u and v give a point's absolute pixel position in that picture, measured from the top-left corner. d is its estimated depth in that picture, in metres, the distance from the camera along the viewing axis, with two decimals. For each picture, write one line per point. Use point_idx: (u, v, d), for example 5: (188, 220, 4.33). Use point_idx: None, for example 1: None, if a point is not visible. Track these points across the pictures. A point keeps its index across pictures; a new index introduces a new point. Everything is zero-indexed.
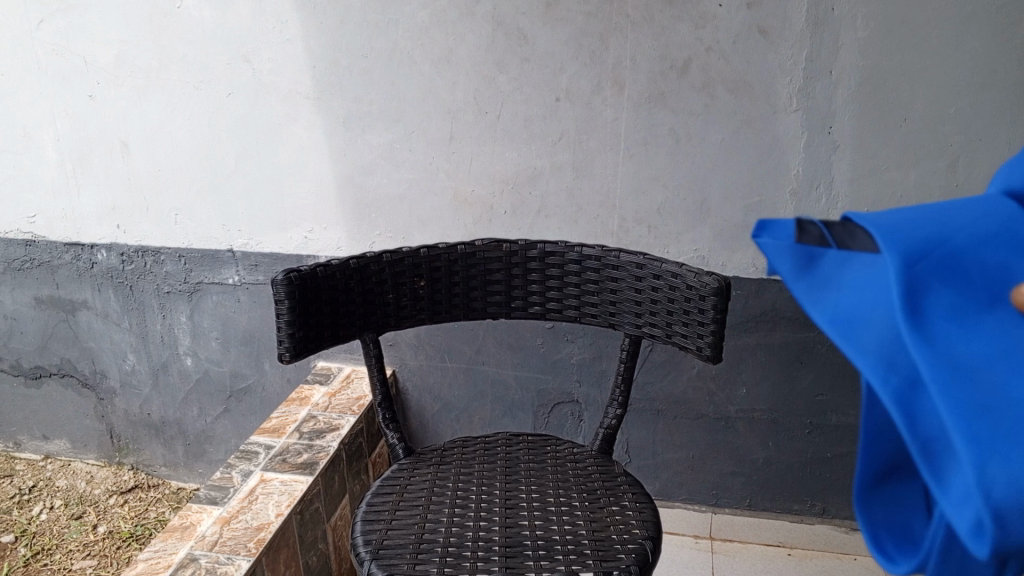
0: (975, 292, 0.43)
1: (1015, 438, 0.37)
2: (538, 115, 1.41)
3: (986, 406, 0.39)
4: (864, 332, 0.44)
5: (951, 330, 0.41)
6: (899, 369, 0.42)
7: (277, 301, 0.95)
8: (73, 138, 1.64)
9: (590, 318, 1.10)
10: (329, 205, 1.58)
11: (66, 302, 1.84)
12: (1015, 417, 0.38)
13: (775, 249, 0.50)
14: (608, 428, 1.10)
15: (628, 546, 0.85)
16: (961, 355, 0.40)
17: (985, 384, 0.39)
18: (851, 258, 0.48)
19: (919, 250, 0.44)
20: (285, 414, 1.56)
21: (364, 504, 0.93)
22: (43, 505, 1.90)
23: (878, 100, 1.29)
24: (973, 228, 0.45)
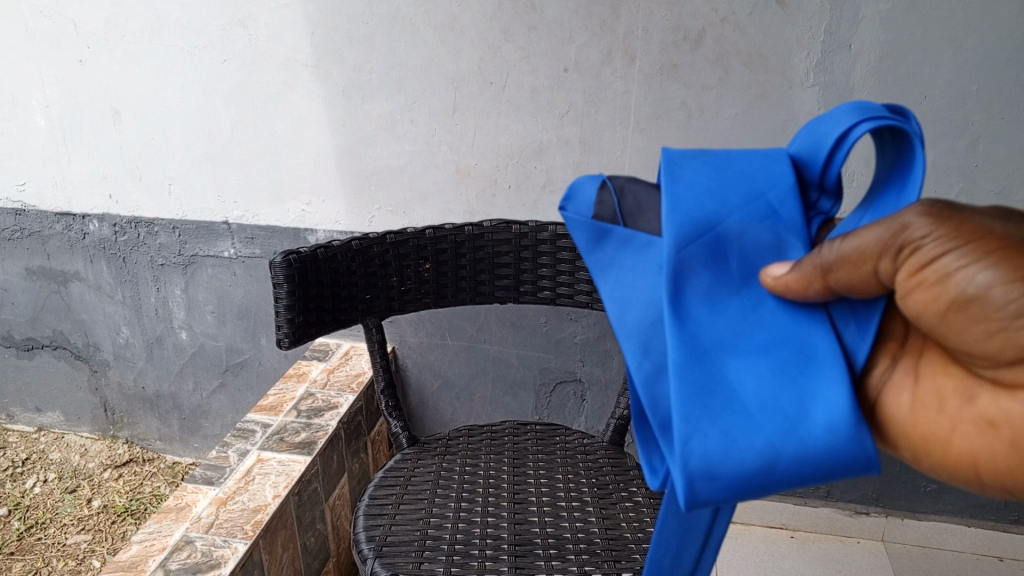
0: (731, 277, 0.55)
1: (720, 423, 0.51)
2: (544, 87, 1.37)
3: (709, 390, 0.51)
4: (630, 311, 0.56)
5: (701, 312, 0.54)
6: (653, 355, 0.54)
7: (276, 285, 0.90)
8: (63, 104, 1.59)
9: (601, 304, 1.06)
10: (328, 177, 1.53)
11: (58, 273, 1.80)
12: (729, 404, 0.51)
13: (574, 224, 0.59)
14: (620, 417, 1.06)
15: (642, 545, 0.82)
16: (702, 340, 0.53)
17: (713, 367, 0.52)
18: (632, 237, 0.57)
19: (694, 231, 0.54)
20: (283, 391, 1.53)
21: (367, 498, 0.90)
22: (37, 478, 1.88)
23: (898, 76, 1.25)
24: (744, 206, 0.55)
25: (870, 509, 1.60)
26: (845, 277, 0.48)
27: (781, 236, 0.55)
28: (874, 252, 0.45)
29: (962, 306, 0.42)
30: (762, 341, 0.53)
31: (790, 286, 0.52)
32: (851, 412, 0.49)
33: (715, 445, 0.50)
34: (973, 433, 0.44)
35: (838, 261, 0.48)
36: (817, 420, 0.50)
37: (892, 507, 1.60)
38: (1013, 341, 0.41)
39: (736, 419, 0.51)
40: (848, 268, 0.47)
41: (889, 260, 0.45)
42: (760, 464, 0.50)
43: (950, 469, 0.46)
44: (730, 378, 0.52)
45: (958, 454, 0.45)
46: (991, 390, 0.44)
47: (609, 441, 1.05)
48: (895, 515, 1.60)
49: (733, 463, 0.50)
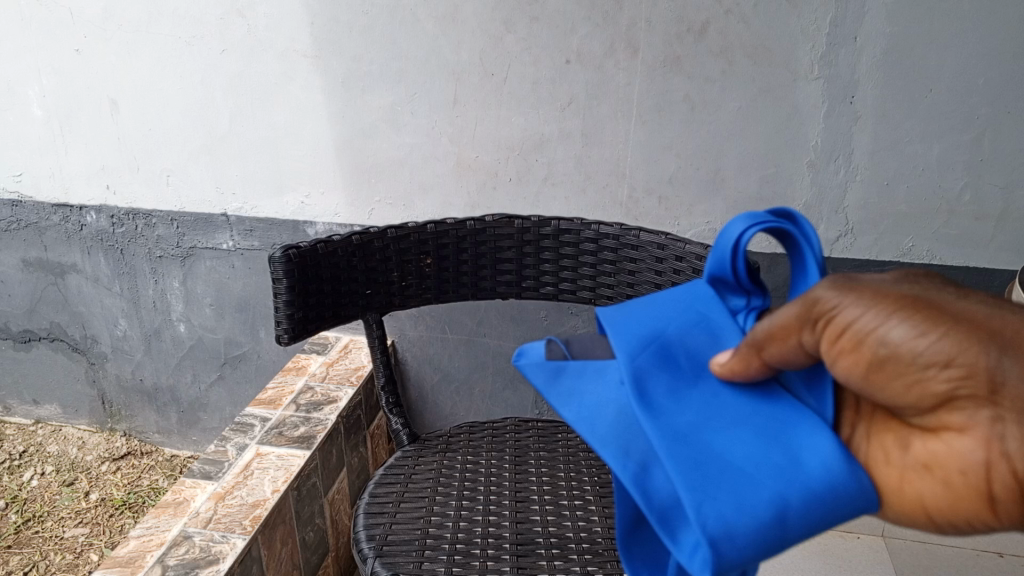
0: (685, 371, 0.55)
1: (721, 488, 0.48)
2: (546, 78, 1.35)
3: (697, 461, 0.49)
4: (601, 422, 0.55)
5: (666, 401, 0.53)
6: (635, 455, 0.52)
7: (275, 280, 0.90)
8: (59, 95, 1.57)
9: (604, 300, 1.05)
10: (327, 169, 1.52)
11: (55, 265, 1.79)
12: (722, 469, 0.49)
13: (529, 367, 0.59)
14: None
15: None
16: (675, 423, 0.51)
17: (694, 443, 0.50)
18: (584, 367, 0.58)
19: (640, 344, 0.57)
20: (282, 384, 1.52)
21: (367, 496, 0.90)
22: (34, 471, 1.87)
23: (903, 69, 1.23)
24: (680, 319, 0.59)
25: None
26: (777, 352, 0.47)
27: (720, 334, 0.57)
28: (794, 327, 0.45)
29: (880, 366, 0.40)
30: (730, 411, 0.52)
31: (734, 372, 0.52)
32: (839, 451, 0.48)
33: (726, 509, 0.46)
34: (924, 485, 0.42)
35: (767, 337, 0.47)
36: (811, 465, 0.48)
37: None
38: (928, 391, 0.38)
39: (737, 482, 0.48)
40: (780, 347, 0.46)
41: (810, 333, 0.44)
42: (773, 517, 0.46)
43: (912, 519, 0.44)
44: (709, 445, 0.51)
45: (911, 498, 0.43)
46: (923, 435, 0.41)
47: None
48: None
49: (749, 520, 0.46)
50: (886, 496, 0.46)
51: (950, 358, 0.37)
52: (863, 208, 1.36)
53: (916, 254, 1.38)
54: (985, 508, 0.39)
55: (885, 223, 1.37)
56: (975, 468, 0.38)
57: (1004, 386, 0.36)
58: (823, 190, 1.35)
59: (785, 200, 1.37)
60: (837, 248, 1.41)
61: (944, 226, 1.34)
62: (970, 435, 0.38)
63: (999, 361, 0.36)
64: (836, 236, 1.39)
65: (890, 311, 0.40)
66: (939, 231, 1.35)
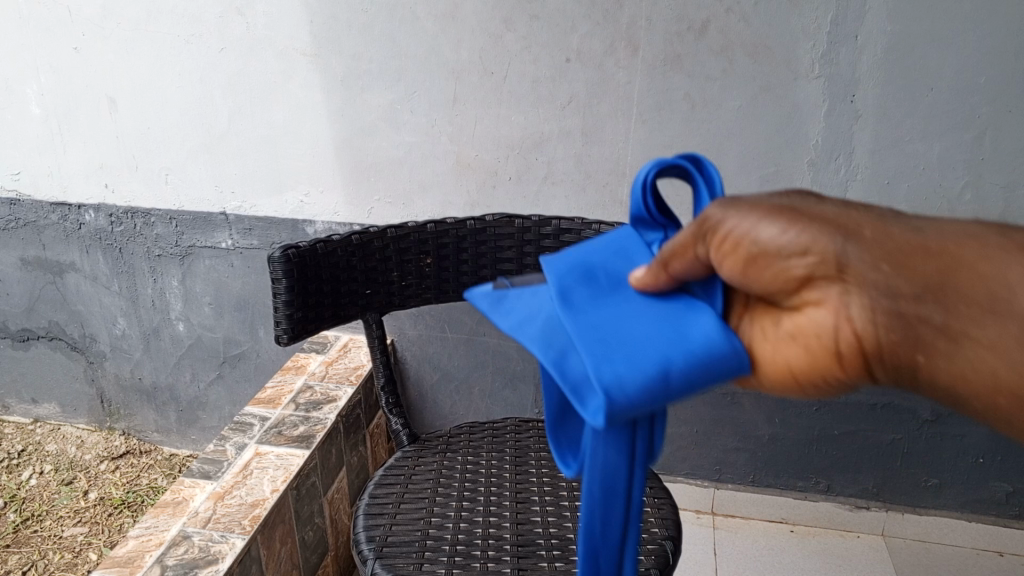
0: (603, 286, 0.68)
1: (620, 357, 0.59)
2: (546, 76, 1.35)
3: (604, 340, 0.61)
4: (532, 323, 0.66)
5: (586, 306, 0.66)
6: (554, 343, 0.63)
7: (274, 280, 0.89)
8: (58, 93, 1.57)
9: None
10: (326, 168, 1.51)
11: (54, 264, 1.78)
12: (625, 346, 0.61)
13: (479, 298, 0.71)
14: None
15: (647, 547, 0.82)
16: (592, 318, 0.64)
17: (604, 330, 0.63)
18: (524, 291, 0.70)
19: (570, 270, 0.70)
20: (281, 383, 1.52)
21: (366, 497, 0.89)
22: (33, 470, 1.87)
23: (904, 68, 1.23)
24: (605, 251, 0.72)
25: (869, 503, 1.61)
26: (681, 265, 0.63)
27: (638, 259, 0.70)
28: (692, 242, 0.61)
29: (755, 261, 0.56)
30: (633, 310, 0.65)
31: (645, 281, 0.66)
32: (719, 326, 0.61)
33: (622, 369, 0.58)
34: (791, 349, 0.60)
35: (673, 253, 0.63)
36: (695, 337, 0.61)
37: (892, 502, 1.60)
38: (791, 275, 0.55)
39: (634, 354, 0.60)
40: (682, 259, 0.62)
41: (704, 245, 0.60)
42: (658, 376, 0.58)
43: (779, 377, 0.61)
44: (617, 331, 0.62)
45: (777, 362, 0.61)
46: (792, 314, 0.59)
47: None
48: (895, 509, 1.60)
49: (641, 376, 0.57)
50: (762, 365, 0.62)
51: (808, 247, 0.54)
52: None
53: None
54: (837, 358, 0.56)
55: None
56: (828, 329, 0.56)
57: (850, 268, 0.52)
58: (823, 189, 1.35)
59: None
60: None
61: None
62: (825, 307, 0.55)
63: (842, 248, 0.53)
64: None
65: (764, 216, 0.55)
66: None
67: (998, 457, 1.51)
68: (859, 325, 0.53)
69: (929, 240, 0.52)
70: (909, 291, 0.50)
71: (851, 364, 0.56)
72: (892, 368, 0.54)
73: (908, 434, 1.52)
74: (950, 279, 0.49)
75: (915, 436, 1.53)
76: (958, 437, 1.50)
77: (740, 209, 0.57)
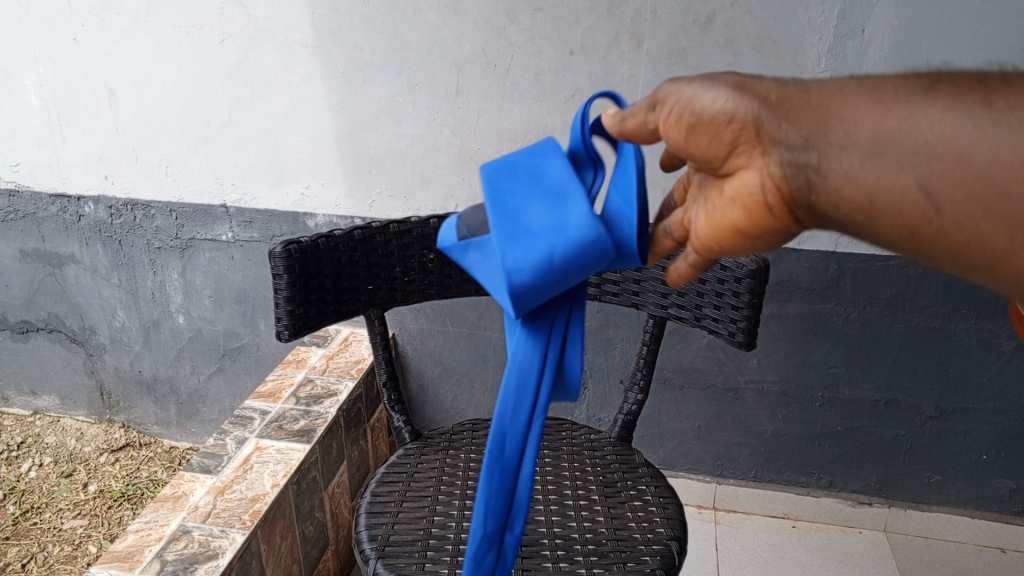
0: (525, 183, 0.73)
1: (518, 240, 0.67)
2: (550, 69, 1.33)
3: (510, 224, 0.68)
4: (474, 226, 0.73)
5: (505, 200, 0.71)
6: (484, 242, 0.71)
7: (275, 275, 0.88)
8: (57, 84, 1.55)
9: (610, 297, 1.03)
10: (327, 161, 1.50)
11: (53, 256, 1.77)
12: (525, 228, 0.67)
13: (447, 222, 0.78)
14: (628, 414, 1.04)
15: (653, 547, 0.81)
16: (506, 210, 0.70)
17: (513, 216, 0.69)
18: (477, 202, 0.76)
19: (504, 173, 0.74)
20: (282, 377, 1.51)
21: (368, 495, 0.89)
22: (33, 462, 1.87)
23: (911, 63, 1.22)
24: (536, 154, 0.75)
25: (872, 499, 1.60)
26: (638, 138, 0.65)
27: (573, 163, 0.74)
28: (644, 117, 0.64)
29: (689, 127, 0.59)
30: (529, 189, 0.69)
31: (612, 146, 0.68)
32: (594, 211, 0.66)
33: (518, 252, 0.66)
34: (734, 210, 0.61)
35: (631, 122, 0.65)
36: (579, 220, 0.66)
37: (894, 498, 1.59)
38: (719, 139, 0.58)
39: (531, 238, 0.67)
40: (640, 134, 0.65)
41: (653, 117, 0.63)
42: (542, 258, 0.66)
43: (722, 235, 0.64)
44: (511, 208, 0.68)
45: (723, 223, 0.63)
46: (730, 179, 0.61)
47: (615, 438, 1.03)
48: (897, 505, 1.60)
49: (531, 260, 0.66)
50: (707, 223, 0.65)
51: (732, 112, 0.56)
52: None
53: None
54: (770, 212, 0.58)
55: None
56: (756, 186, 0.57)
57: (766, 129, 0.55)
58: None
59: None
60: (842, 243, 1.39)
61: None
62: (751, 168, 0.58)
63: (759, 111, 0.55)
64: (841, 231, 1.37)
65: (705, 87, 0.59)
66: None
67: (1001, 452, 1.50)
68: (775, 179, 0.55)
69: (813, 94, 0.54)
70: (797, 142, 0.53)
71: (783, 212, 0.58)
72: (811, 215, 0.55)
73: (912, 430, 1.52)
74: (826, 124, 0.52)
75: (918, 432, 1.52)
76: (961, 433, 1.50)
77: (688, 84, 0.60)
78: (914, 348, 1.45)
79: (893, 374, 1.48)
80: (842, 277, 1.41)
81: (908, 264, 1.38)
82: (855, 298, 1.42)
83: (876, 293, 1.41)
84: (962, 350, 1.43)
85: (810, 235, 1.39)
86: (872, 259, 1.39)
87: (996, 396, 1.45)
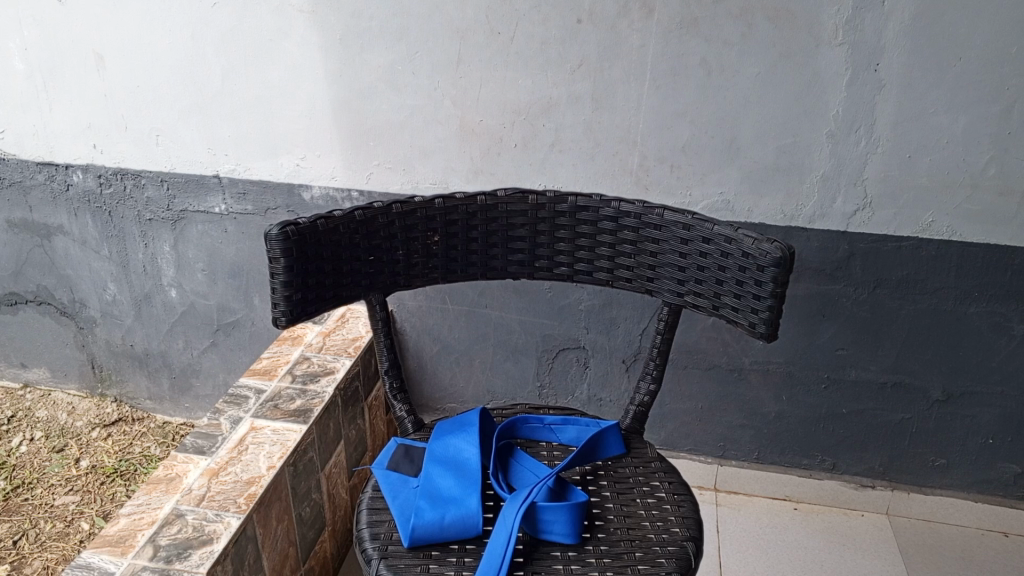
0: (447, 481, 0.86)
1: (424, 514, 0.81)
2: (556, 38, 1.28)
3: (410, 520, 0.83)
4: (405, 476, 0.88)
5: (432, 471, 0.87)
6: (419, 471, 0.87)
7: (272, 259, 0.85)
8: (42, 48, 1.49)
9: (623, 283, 1.00)
10: (323, 131, 1.45)
11: (41, 226, 1.72)
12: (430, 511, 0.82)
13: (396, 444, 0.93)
14: (640, 405, 1.02)
15: (669, 549, 0.80)
16: (438, 458, 0.88)
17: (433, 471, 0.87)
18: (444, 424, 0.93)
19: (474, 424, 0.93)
20: (277, 354, 1.48)
21: (370, 492, 0.88)
22: (24, 436, 1.84)
23: (932, 36, 1.17)
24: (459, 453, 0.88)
25: (875, 482, 1.58)
26: None
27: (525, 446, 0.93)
28: None
29: None
30: (432, 505, 0.82)
31: None
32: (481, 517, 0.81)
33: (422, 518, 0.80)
34: None
35: None
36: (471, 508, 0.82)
37: (898, 481, 1.57)
38: None
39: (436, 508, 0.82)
40: None
41: None
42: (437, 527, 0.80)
43: None
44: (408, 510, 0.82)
45: None
46: None
47: (627, 429, 1.00)
48: (901, 489, 1.58)
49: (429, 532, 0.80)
50: None
51: None
52: (883, 181, 1.30)
53: (936, 230, 1.32)
54: None
55: (905, 198, 1.31)
56: None
57: None
58: (842, 161, 1.30)
59: (802, 171, 1.32)
60: (854, 223, 1.35)
61: (966, 201, 1.28)
62: None
63: None
64: (853, 210, 1.33)
65: None
66: (961, 207, 1.29)
67: (1007, 436, 1.48)
68: None
69: None
70: None
71: None
72: None
73: (918, 414, 1.50)
74: None
75: (925, 415, 1.49)
76: (969, 417, 1.48)
77: None
78: (923, 331, 1.42)
79: (902, 357, 1.45)
80: (853, 258, 1.38)
81: (921, 245, 1.34)
82: (865, 280, 1.39)
83: (886, 274, 1.38)
84: (974, 333, 1.40)
85: (821, 215, 1.35)
86: (884, 240, 1.35)
87: (1005, 379, 1.43)
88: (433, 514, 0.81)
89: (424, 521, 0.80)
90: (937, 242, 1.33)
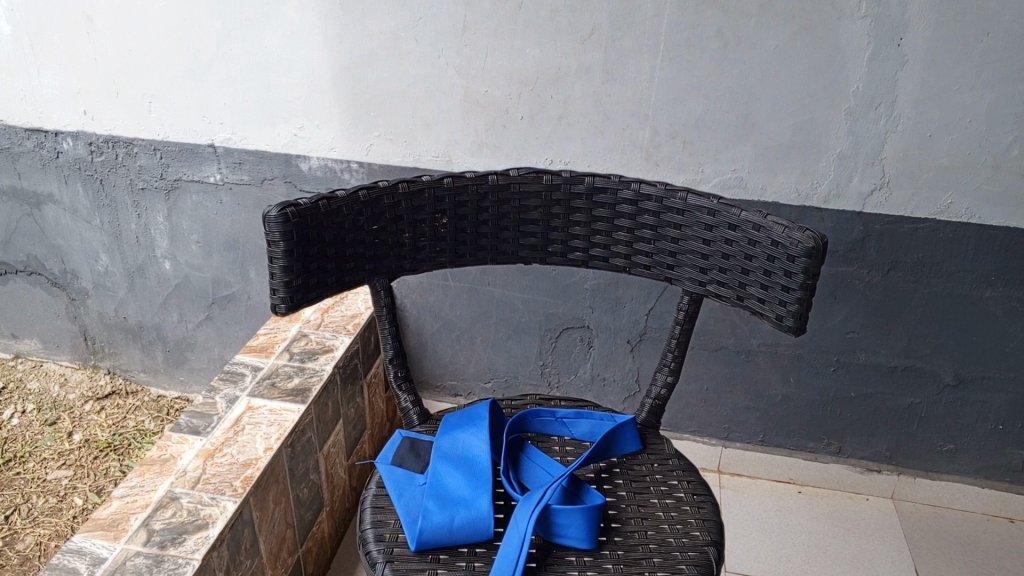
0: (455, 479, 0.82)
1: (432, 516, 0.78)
2: (566, 5, 1.23)
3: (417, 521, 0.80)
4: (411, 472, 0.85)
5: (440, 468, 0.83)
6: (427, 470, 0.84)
7: (271, 242, 0.81)
8: (29, 9, 1.43)
9: (641, 270, 0.96)
10: (322, 100, 1.40)
11: (30, 194, 1.67)
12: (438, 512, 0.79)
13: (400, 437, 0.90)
14: (657, 398, 0.99)
15: (690, 555, 0.77)
16: (446, 455, 0.84)
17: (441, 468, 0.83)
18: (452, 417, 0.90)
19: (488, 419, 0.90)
20: (274, 332, 1.44)
21: (375, 487, 0.85)
22: (15, 409, 1.80)
23: (960, 9, 1.12)
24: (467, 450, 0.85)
25: (881, 466, 1.56)
26: None
27: None
28: None
29: None
30: (440, 505, 0.79)
31: None
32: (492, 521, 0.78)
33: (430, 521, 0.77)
34: None
35: None
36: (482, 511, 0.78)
37: (904, 465, 1.55)
38: None
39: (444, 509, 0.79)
40: None
41: None
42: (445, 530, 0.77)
43: None
44: (416, 511, 0.80)
45: None
46: None
47: (642, 422, 0.98)
48: (907, 473, 1.55)
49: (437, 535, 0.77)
50: None
51: None
52: (902, 161, 1.26)
53: (954, 213, 1.28)
54: None
55: (924, 178, 1.26)
56: None
57: None
58: (860, 140, 1.25)
59: (818, 150, 1.27)
60: (870, 204, 1.31)
61: (987, 183, 1.24)
62: None
63: None
64: (870, 190, 1.29)
65: None
66: (980, 188, 1.25)
67: (1017, 422, 1.45)
68: None
69: None
70: None
71: None
72: None
73: (928, 398, 1.47)
74: None
75: (935, 401, 1.47)
76: (979, 403, 1.45)
77: None
78: (937, 316, 1.38)
79: (913, 341, 1.42)
80: (868, 240, 1.34)
81: (938, 228, 1.30)
82: (879, 263, 1.35)
83: (901, 257, 1.34)
84: (988, 318, 1.36)
85: (837, 194, 1.31)
86: (901, 221, 1.31)
87: (1018, 365, 1.40)
88: (442, 516, 0.78)
89: (433, 524, 0.77)
90: (955, 225, 1.29)
